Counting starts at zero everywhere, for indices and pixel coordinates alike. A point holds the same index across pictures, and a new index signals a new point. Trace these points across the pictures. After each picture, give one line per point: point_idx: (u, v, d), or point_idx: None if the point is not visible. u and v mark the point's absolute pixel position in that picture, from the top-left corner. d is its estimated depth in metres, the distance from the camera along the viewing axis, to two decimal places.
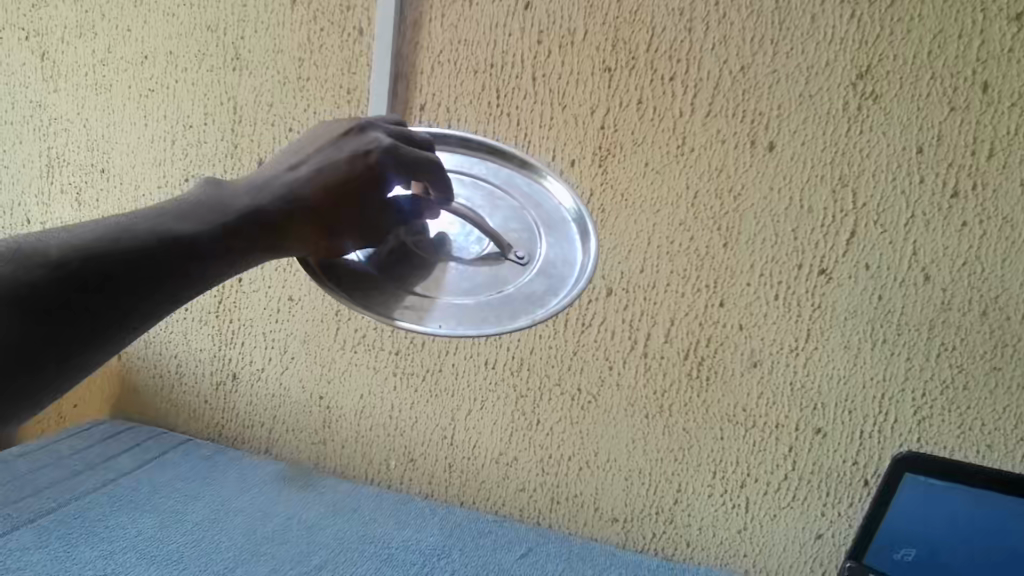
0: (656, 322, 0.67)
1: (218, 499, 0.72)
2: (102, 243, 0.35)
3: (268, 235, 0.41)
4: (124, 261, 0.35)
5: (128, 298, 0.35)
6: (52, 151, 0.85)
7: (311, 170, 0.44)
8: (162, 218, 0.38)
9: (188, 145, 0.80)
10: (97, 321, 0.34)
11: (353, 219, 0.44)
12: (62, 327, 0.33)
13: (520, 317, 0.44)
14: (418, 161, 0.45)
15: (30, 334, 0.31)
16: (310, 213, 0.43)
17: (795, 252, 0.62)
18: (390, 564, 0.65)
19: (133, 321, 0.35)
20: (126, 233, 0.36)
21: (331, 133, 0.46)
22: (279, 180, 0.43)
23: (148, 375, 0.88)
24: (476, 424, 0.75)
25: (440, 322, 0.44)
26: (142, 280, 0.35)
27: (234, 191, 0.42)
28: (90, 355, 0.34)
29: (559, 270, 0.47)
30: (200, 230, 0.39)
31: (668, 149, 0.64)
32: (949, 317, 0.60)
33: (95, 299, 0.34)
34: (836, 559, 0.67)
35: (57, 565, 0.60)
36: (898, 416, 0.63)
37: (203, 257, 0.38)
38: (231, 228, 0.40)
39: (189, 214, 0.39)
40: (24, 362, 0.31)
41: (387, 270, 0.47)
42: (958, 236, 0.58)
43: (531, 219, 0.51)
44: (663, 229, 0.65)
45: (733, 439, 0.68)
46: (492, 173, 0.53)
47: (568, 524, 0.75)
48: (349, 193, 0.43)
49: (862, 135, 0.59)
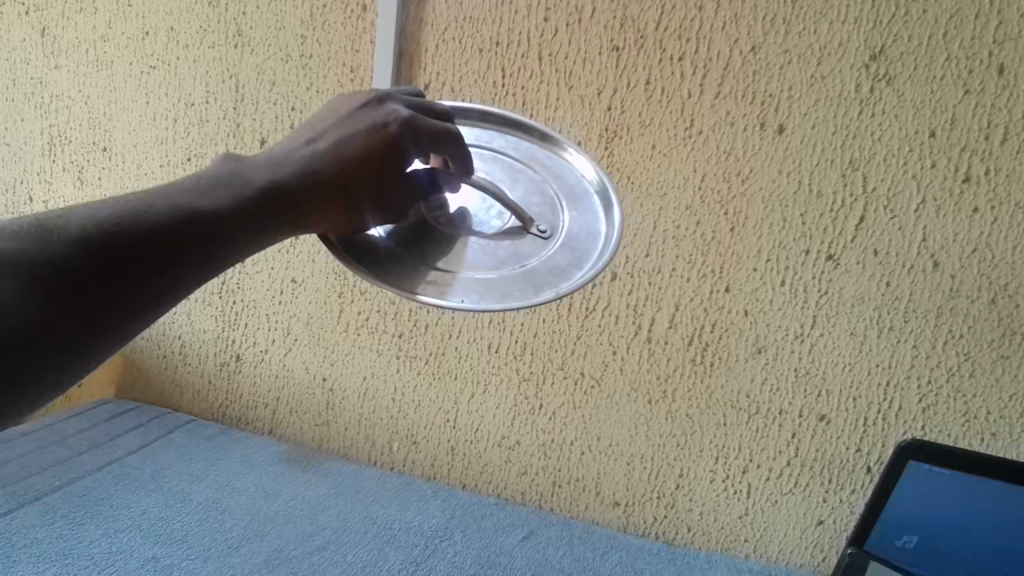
0: (660, 308, 0.67)
1: (223, 480, 0.73)
2: (126, 220, 0.35)
3: (288, 211, 0.41)
4: (146, 237, 0.35)
5: (149, 276, 0.34)
6: (53, 128, 0.85)
7: (328, 144, 0.44)
8: (182, 195, 0.38)
9: (190, 124, 0.79)
10: (118, 299, 0.33)
11: (371, 194, 0.44)
12: (87, 306, 0.32)
13: (544, 290, 0.43)
14: (436, 135, 0.45)
15: (50, 313, 0.31)
16: (329, 188, 0.43)
17: (803, 237, 0.62)
18: (393, 545, 0.66)
19: (152, 303, 0.35)
20: (146, 211, 0.36)
21: (349, 105, 0.46)
22: (298, 154, 0.43)
23: (152, 355, 0.88)
24: (479, 408, 0.75)
25: (463, 297, 0.44)
26: (165, 257, 0.35)
27: (254, 167, 0.42)
28: (111, 335, 0.33)
29: (582, 244, 0.47)
30: (220, 205, 0.38)
31: (676, 132, 0.63)
32: (957, 304, 0.59)
33: (108, 277, 0.33)
34: (837, 545, 0.67)
35: (62, 542, 0.60)
36: (902, 404, 0.62)
37: (225, 234, 0.38)
38: (253, 202, 0.40)
39: (210, 191, 0.39)
40: (45, 342, 0.30)
41: (407, 246, 0.47)
42: (969, 222, 0.58)
43: (553, 193, 0.50)
44: (670, 213, 0.65)
45: (736, 426, 0.67)
46: (512, 147, 0.52)
47: (570, 508, 0.75)
48: (367, 166, 0.44)
49: (874, 118, 0.58)
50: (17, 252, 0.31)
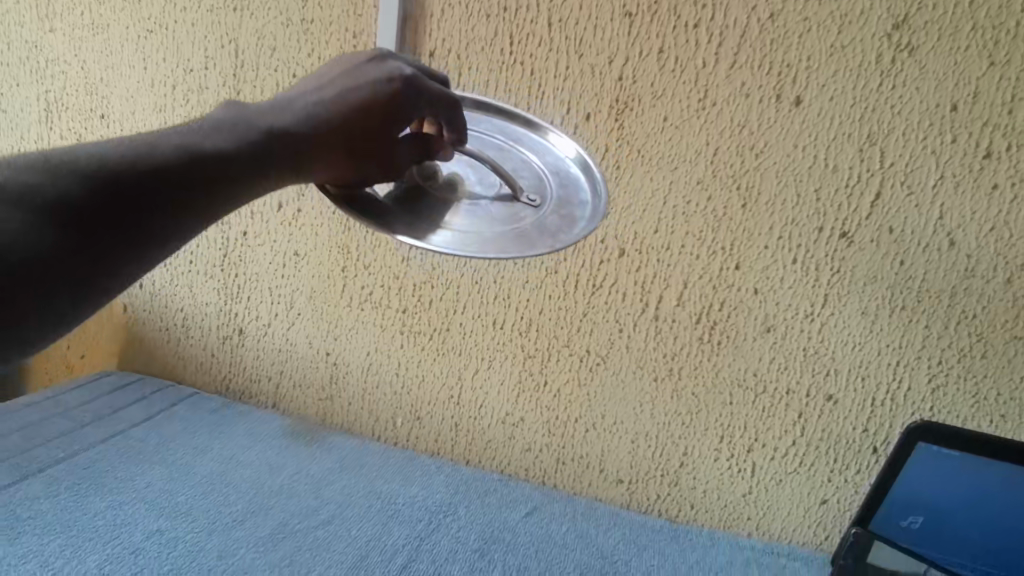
0: (668, 285, 0.66)
1: (226, 454, 0.73)
2: (130, 159, 0.34)
3: (290, 155, 0.40)
4: (150, 176, 0.34)
5: (153, 219, 0.34)
6: (49, 94, 0.83)
7: (332, 94, 0.43)
8: (187, 136, 0.37)
9: (189, 91, 0.77)
10: (123, 240, 0.33)
11: (373, 146, 0.43)
12: (95, 244, 0.32)
13: (539, 248, 0.42)
14: (439, 97, 0.44)
15: (58, 249, 0.31)
16: (332, 136, 0.42)
17: (816, 214, 0.60)
18: (397, 519, 0.66)
19: (156, 248, 0.34)
20: (150, 150, 0.35)
21: (355, 61, 0.46)
22: (302, 102, 0.43)
23: (155, 327, 0.88)
24: (483, 384, 0.75)
25: (458, 251, 0.42)
26: (169, 198, 0.35)
27: (258, 110, 0.41)
28: (111, 279, 0.33)
29: (571, 212, 0.46)
30: (223, 145, 0.38)
31: (689, 103, 0.61)
32: (972, 284, 0.58)
33: (114, 217, 0.33)
34: (841, 524, 0.67)
35: (67, 515, 0.60)
36: (912, 384, 0.61)
37: (227, 176, 0.37)
38: (256, 146, 0.39)
39: (213, 131, 0.38)
40: (52, 277, 0.30)
41: (404, 205, 0.46)
42: (987, 199, 0.56)
43: (539, 167, 0.49)
44: (680, 188, 0.63)
45: (742, 405, 0.67)
46: (490, 129, 0.52)
47: (573, 484, 0.75)
48: (371, 117, 0.43)
49: (895, 90, 0.56)
50: (34, 184, 0.31)
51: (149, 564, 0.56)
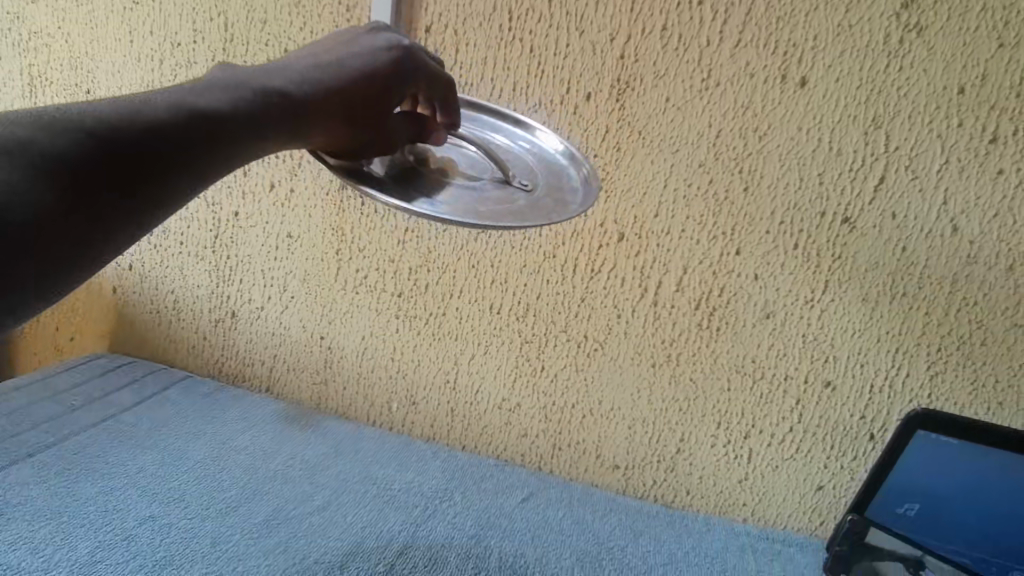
0: (668, 270, 0.65)
1: (219, 439, 0.72)
2: (125, 116, 0.32)
3: (290, 118, 0.39)
4: (146, 134, 0.32)
5: (153, 180, 0.32)
6: (33, 68, 0.81)
7: (327, 61, 0.43)
8: (181, 94, 0.35)
9: (177, 66, 0.76)
10: (123, 202, 0.30)
11: (369, 115, 0.43)
12: (95, 205, 0.29)
13: (536, 218, 0.43)
14: (437, 77, 0.47)
15: (58, 208, 0.28)
16: (331, 101, 0.41)
17: (819, 199, 0.59)
18: (392, 505, 0.65)
19: (156, 211, 0.32)
20: (143, 109, 0.33)
21: (351, 34, 0.47)
22: (297, 66, 0.42)
23: (145, 309, 0.87)
24: (479, 369, 0.74)
25: (455, 215, 0.42)
26: (168, 157, 0.32)
27: (253, 71, 0.40)
28: (107, 243, 0.30)
29: (563, 195, 0.48)
30: (221, 105, 0.36)
31: (692, 83, 0.60)
32: (974, 271, 0.57)
33: (114, 176, 0.30)
34: (836, 510, 0.67)
35: (58, 501, 0.59)
36: (911, 371, 0.61)
37: (226, 135, 0.35)
38: (254, 106, 0.37)
39: (208, 91, 0.36)
40: (51, 238, 0.27)
41: (396, 177, 0.46)
42: (992, 185, 0.55)
43: (530, 162, 0.52)
44: (681, 171, 0.62)
45: (740, 391, 0.66)
46: (484, 128, 0.55)
47: (569, 470, 0.74)
48: (369, 85, 0.43)
49: (901, 72, 0.55)
50: (25, 139, 0.28)
51: (142, 551, 0.55)
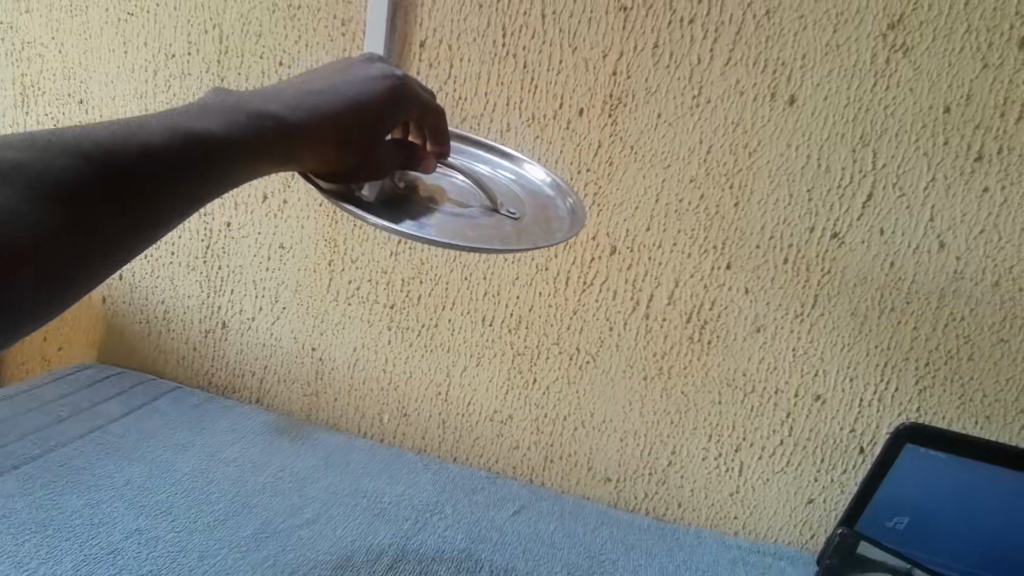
0: (659, 284, 0.65)
1: (209, 450, 0.71)
2: (120, 139, 0.32)
3: (283, 142, 0.39)
4: (141, 155, 0.32)
5: (148, 200, 0.32)
6: (26, 78, 0.81)
7: (321, 87, 0.43)
8: (176, 118, 0.35)
9: (171, 77, 0.76)
10: (119, 222, 0.30)
11: (361, 140, 0.43)
12: (91, 223, 0.29)
13: (524, 244, 0.44)
14: (429, 107, 0.48)
15: (55, 226, 0.28)
16: (326, 125, 0.41)
17: (808, 215, 0.60)
18: (383, 518, 0.65)
19: (151, 230, 0.32)
20: (139, 131, 0.33)
21: (344, 62, 0.47)
22: (292, 91, 0.42)
23: (135, 319, 0.86)
24: (471, 381, 0.74)
25: (446, 239, 0.42)
26: (163, 178, 0.32)
27: (248, 96, 0.40)
28: (104, 261, 0.30)
29: (550, 224, 0.49)
30: (215, 128, 0.36)
31: (683, 100, 0.61)
32: (961, 287, 0.58)
33: (110, 195, 0.30)
34: (827, 524, 0.67)
35: (43, 513, 0.59)
36: (900, 385, 0.62)
37: (221, 157, 0.35)
38: (247, 129, 0.37)
39: (202, 115, 0.36)
40: (47, 255, 0.28)
41: (386, 203, 0.47)
42: (977, 202, 0.56)
43: (517, 192, 0.53)
44: (673, 185, 0.63)
45: (731, 405, 0.67)
46: (471, 158, 0.56)
47: (561, 483, 0.74)
48: (362, 111, 0.43)
49: (888, 91, 0.56)
50: (20, 161, 0.28)
51: (128, 565, 0.55)
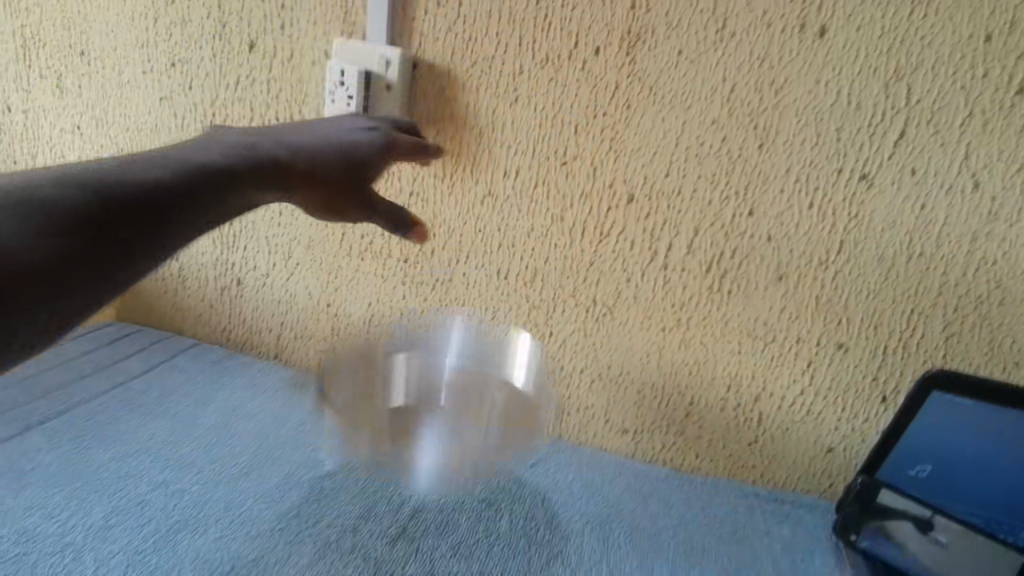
0: (678, 233, 0.64)
1: (230, 406, 0.72)
2: (118, 180, 0.41)
3: (231, 184, 0.48)
4: (132, 199, 0.41)
5: (139, 238, 0.41)
6: (25, 29, 0.79)
7: (308, 140, 0.55)
8: (146, 162, 0.45)
9: (172, 24, 0.74)
10: (114, 256, 0.40)
11: (326, 182, 0.56)
12: (93, 255, 0.38)
13: None
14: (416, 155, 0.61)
15: (67, 251, 0.36)
16: (288, 171, 0.53)
17: (836, 155, 0.57)
18: (401, 471, 0.66)
19: (135, 264, 0.41)
20: (128, 173, 0.42)
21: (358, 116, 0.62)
22: (270, 142, 0.53)
23: (151, 278, 0.86)
24: (487, 335, 0.74)
25: None
26: (147, 220, 0.42)
27: (221, 144, 0.50)
28: (102, 286, 0.39)
29: None
30: (189, 172, 0.46)
31: (706, 35, 0.58)
32: (994, 229, 0.55)
33: (109, 231, 0.39)
34: (847, 473, 0.66)
35: (71, 467, 0.60)
36: (926, 332, 0.60)
37: (186, 202, 0.45)
38: (212, 174, 0.47)
39: (173, 160, 0.46)
40: (60, 277, 0.36)
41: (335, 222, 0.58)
42: (1017, 138, 0.53)
43: None
44: (693, 128, 0.60)
45: (751, 354, 0.65)
46: None
47: (579, 435, 0.74)
48: (341, 161, 0.57)
49: (926, 19, 0.52)
50: (38, 189, 0.37)
51: (156, 516, 0.56)
